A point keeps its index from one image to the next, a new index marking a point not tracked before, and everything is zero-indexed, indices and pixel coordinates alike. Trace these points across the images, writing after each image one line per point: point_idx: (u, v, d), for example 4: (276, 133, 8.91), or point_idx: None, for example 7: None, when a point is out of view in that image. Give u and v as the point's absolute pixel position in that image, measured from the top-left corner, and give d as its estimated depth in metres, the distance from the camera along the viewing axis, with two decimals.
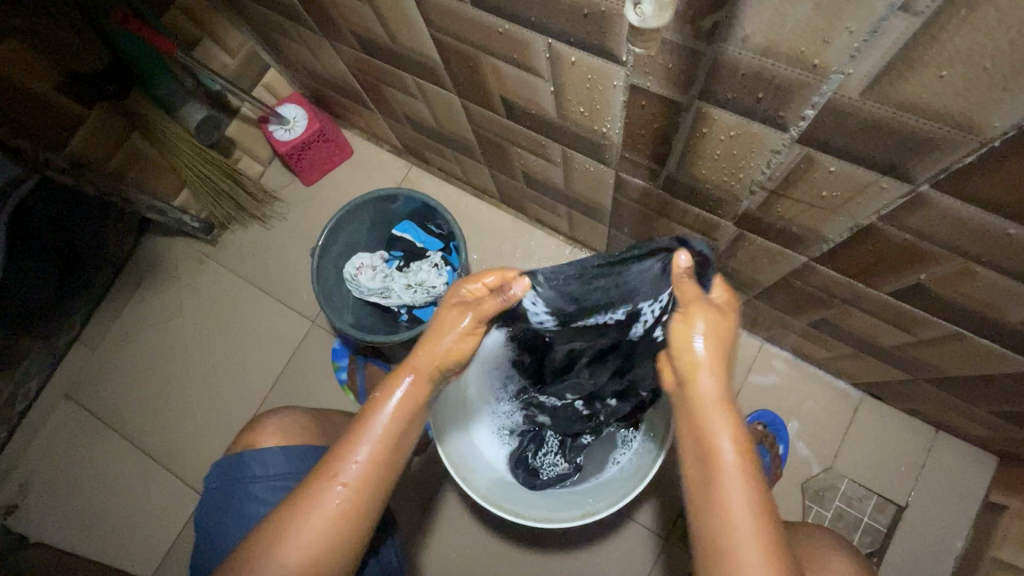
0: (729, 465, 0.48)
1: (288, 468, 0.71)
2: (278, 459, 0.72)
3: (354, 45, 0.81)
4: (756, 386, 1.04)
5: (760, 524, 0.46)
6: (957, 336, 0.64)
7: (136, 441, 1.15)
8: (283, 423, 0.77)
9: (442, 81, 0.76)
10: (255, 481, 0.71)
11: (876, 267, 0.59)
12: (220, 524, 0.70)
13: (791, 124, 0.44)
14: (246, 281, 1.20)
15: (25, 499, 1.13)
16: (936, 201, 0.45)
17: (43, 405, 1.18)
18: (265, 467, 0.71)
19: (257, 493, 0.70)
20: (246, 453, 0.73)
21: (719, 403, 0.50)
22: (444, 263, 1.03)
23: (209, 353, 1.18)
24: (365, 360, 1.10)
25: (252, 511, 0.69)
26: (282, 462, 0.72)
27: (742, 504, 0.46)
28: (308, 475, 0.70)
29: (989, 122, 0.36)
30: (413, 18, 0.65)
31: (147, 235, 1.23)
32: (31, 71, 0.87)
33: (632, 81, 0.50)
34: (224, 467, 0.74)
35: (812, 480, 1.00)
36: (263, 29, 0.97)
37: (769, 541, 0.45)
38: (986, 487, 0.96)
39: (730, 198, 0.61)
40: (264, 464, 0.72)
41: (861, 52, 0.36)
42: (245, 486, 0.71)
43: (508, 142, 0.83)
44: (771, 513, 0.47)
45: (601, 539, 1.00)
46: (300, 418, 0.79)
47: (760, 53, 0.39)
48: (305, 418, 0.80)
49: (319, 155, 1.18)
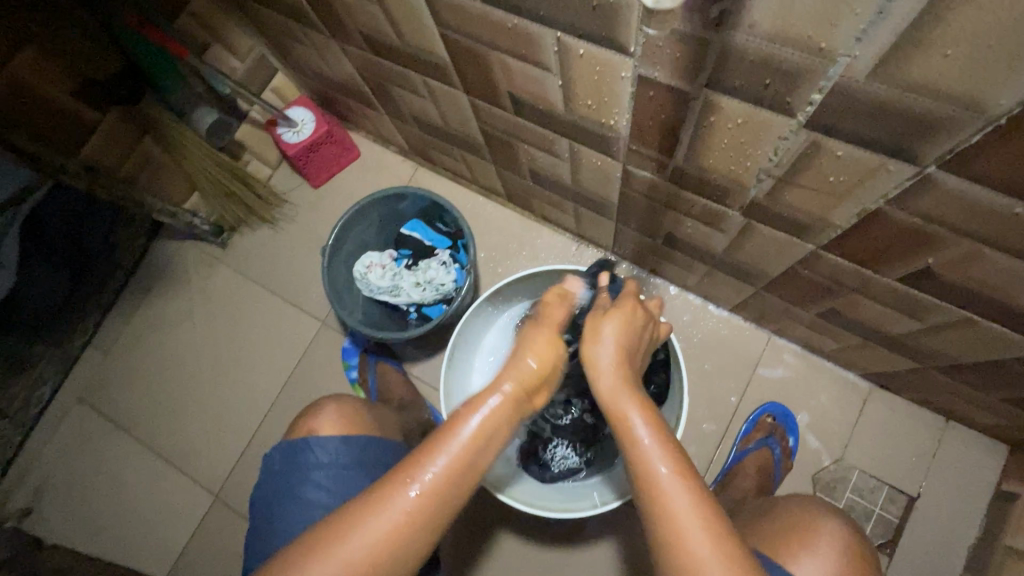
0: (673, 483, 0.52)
1: (350, 459, 0.73)
2: (341, 450, 0.73)
3: (362, 45, 0.82)
4: (765, 379, 1.04)
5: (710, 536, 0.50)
6: (966, 321, 0.65)
7: (149, 442, 1.16)
8: (334, 414, 0.78)
9: (451, 80, 0.77)
10: (316, 469, 0.71)
11: (884, 253, 0.60)
12: (277, 511, 0.70)
13: (798, 110, 0.45)
14: (256, 283, 1.21)
15: (41, 501, 1.15)
16: (943, 181, 0.45)
17: (57, 407, 1.19)
18: (328, 456, 0.72)
19: (321, 482, 0.70)
20: (288, 446, 0.74)
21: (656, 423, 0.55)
22: (452, 261, 1.05)
23: (221, 354, 1.19)
24: (376, 358, 1.11)
25: (284, 502, 0.70)
26: (345, 452, 0.73)
27: (689, 520, 0.51)
28: (343, 466, 0.72)
29: (995, 100, 0.37)
30: (422, 18, 0.66)
31: (158, 239, 1.24)
32: (47, 77, 0.90)
33: (640, 72, 0.51)
34: (284, 453, 0.74)
35: (823, 471, 1.00)
36: (272, 33, 0.98)
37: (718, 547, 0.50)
38: (997, 475, 0.96)
39: (738, 188, 0.62)
40: (324, 453, 0.73)
41: (866, 34, 0.36)
42: (305, 474, 0.71)
43: (516, 140, 0.84)
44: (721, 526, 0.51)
45: (613, 534, 1.00)
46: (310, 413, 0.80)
47: (767, 38, 0.40)
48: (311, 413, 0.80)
49: (326, 157, 1.19)
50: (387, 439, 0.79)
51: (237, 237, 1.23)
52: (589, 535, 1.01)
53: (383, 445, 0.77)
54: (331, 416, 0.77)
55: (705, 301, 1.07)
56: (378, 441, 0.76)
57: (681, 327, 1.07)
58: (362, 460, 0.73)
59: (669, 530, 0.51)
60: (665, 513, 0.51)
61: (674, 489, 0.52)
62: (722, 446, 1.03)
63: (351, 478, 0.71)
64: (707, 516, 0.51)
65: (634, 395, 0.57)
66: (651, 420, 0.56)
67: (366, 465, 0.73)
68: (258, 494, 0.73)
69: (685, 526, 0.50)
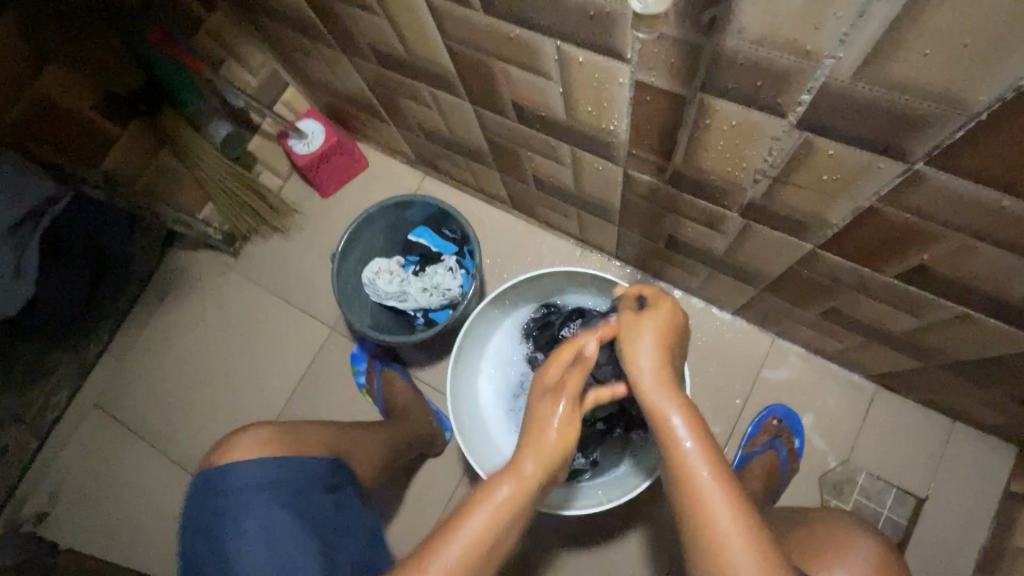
0: (711, 494, 0.52)
1: (257, 480, 0.74)
2: (259, 472, 0.74)
3: (370, 58, 0.86)
4: (770, 381, 1.05)
5: (750, 546, 0.50)
6: (963, 317, 0.66)
7: (161, 447, 1.19)
8: (259, 433, 0.78)
9: (455, 90, 0.80)
10: (235, 491, 0.73)
11: (880, 250, 0.61)
12: (198, 538, 0.73)
13: (789, 110, 0.47)
14: (267, 290, 1.24)
15: (56, 506, 1.17)
16: (931, 177, 0.47)
17: (74, 414, 1.22)
18: (237, 481, 0.73)
19: (230, 508, 0.72)
20: (209, 469, 0.75)
21: (692, 436, 0.54)
22: (458, 266, 1.07)
23: (233, 360, 1.22)
24: (383, 363, 1.12)
25: (217, 524, 0.72)
26: (253, 474, 0.74)
27: (730, 532, 0.51)
28: (261, 489, 0.73)
29: (975, 97, 0.38)
30: (428, 31, 0.69)
31: (172, 249, 1.28)
32: (70, 89, 0.94)
33: (637, 77, 0.53)
34: (199, 483, 0.76)
35: (829, 473, 1.00)
36: (284, 48, 1.02)
37: (760, 554, 0.50)
38: (1006, 476, 0.96)
39: (735, 189, 0.64)
40: (241, 476, 0.73)
41: (849, 36, 0.38)
42: (217, 501, 0.73)
43: (519, 147, 0.87)
44: (761, 531, 0.51)
45: (620, 536, 1.01)
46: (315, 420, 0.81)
47: (755, 42, 0.42)
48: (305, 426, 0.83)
49: (336, 168, 1.22)
50: (310, 452, 0.80)
51: (249, 246, 1.26)
52: (596, 538, 1.01)
53: (293, 460, 0.77)
54: (249, 436, 0.77)
55: (708, 304, 1.08)
56: (287, 458, 0.76)
57: None
58: (274, 479, 0.74)
59: (710, 546, 0.51)
60: (705, 530, 0.51)
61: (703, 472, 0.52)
62: (728, 448, 1.04)
63: (258, 500, 0.73)
64: (733, 495, 0.52)
65: (666, 387, 0.56)
66: (686, 408, 0.55)
67: (273, 484, 0.74)
68: (191, 515, 0.75)
69: (715, 507, 0.51)
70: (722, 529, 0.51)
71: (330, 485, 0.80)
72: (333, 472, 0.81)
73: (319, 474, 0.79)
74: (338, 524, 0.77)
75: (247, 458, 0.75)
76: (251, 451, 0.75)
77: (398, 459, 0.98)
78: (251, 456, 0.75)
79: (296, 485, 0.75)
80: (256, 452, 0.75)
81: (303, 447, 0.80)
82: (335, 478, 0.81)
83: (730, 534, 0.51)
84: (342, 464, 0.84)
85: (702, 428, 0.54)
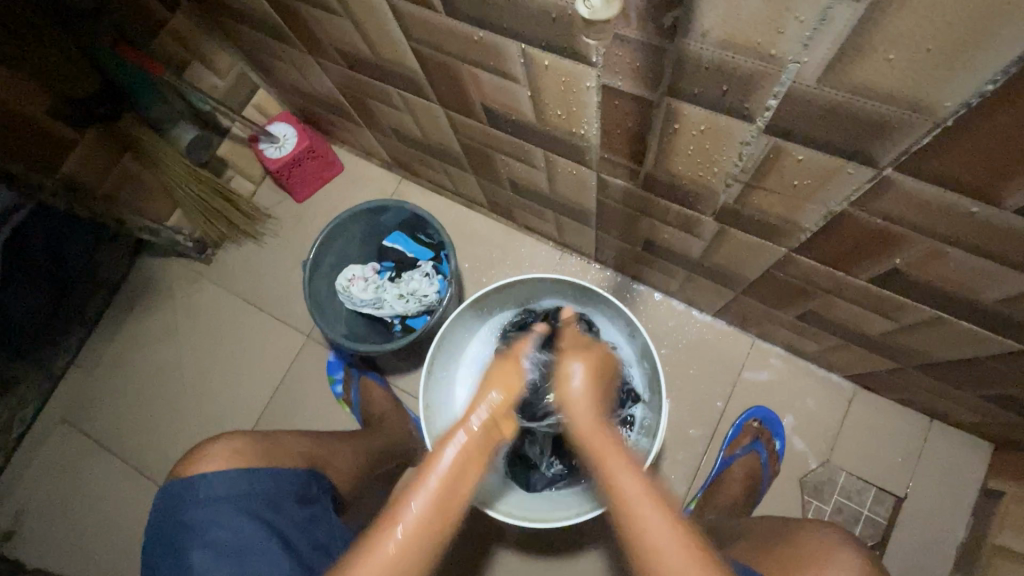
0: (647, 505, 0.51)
1: (225, 493, 0.71)
2: (233, 482, 0.72)
3: (338, 60, 0.83)
4: (751, 383, 1.04)
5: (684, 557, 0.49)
6: (938, 320, 0.65)
7: (131, 461, 1.15)
8: (232, 443, 0.76)
9: (425, 92, 0.78)
10: (204, 503, 0.70)
11: (853, 255, 0.60)
12: (161, 554, 0.69)
13: (756, 115, 0.46)
14: (241, 298, 1.21)
15: (22, 525, 1.13)
16: (900, 183, 0.46)
17: (40, 429, 1.18)
18: (204, 492, 0.71)
19: (194, 522, 0.69)
20: (178, 480, 0.72)
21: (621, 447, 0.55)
22: (435, 272, 1.05)
23: (205, 371, 1.18)
24: (360, 372, 1.10)
25: (183, 539, 0.68)
26: (220, 485, 0.71)
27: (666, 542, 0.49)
28: (233, 500, 0.71)
29: (940, 102, 0.37)
30: (392, 33, 0.66)
31: (142, 257, 1.24)
32: (23, 92, 0.90)
33: (604, 81, 0.52)
34: (164, 496, 0.73)
35: (810, 474, 1.00)
36: (252, 51, 0.99)
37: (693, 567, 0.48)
38: (982, 473, 0.96)
39: (708, 193, 0.62)
40: (213, 487, 0.71)
41: (812, 40, 0.37)
42: (182, 513, 0.70)
43: (492, 150, 0.85)
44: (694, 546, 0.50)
45: (603, 543, 1.00)
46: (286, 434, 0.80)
47: (719, 46, 0.41)
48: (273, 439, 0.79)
49: (309, 172, 1.19)
50: (283, 464, 0.77)
51: (221, 253, 1.23)
52: (578, 545, 1.00)
53: (264, 471, 0.74)
54: (218, 446, 0.75)
55: (688, 307, 1.08)
56: (257, 469, 0.74)
57: (665, 333, 1.08)
58: (246, 490, 0.72)
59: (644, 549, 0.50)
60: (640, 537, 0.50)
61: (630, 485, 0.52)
62: (710, 452, 1.03)
63: (225, 513, 0.70)
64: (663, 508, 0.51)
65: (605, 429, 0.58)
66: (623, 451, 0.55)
67: (242, 495, 0.71)
68: (156, 531, 0.71)
69: (642, 521, 0.51)
70: (649, 534, 0.50)
71: (305, 498, 0.76)
72: (308, 484, 0.78)
73: (293, 486, 0.76)
74: (311, 540, 0.73)
75: (216, 469, 0.72)
76: (219, 463, 0.73)
77: (376, 471, 0.96)
78: (219, 467, 0.72)
79: (266, 498, 0.73)
80: (227, 462, 0.73)
81: (279, 457, 0.77)
82: (311, 491, 0.78)
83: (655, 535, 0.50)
84: (319, 476, 0.81)
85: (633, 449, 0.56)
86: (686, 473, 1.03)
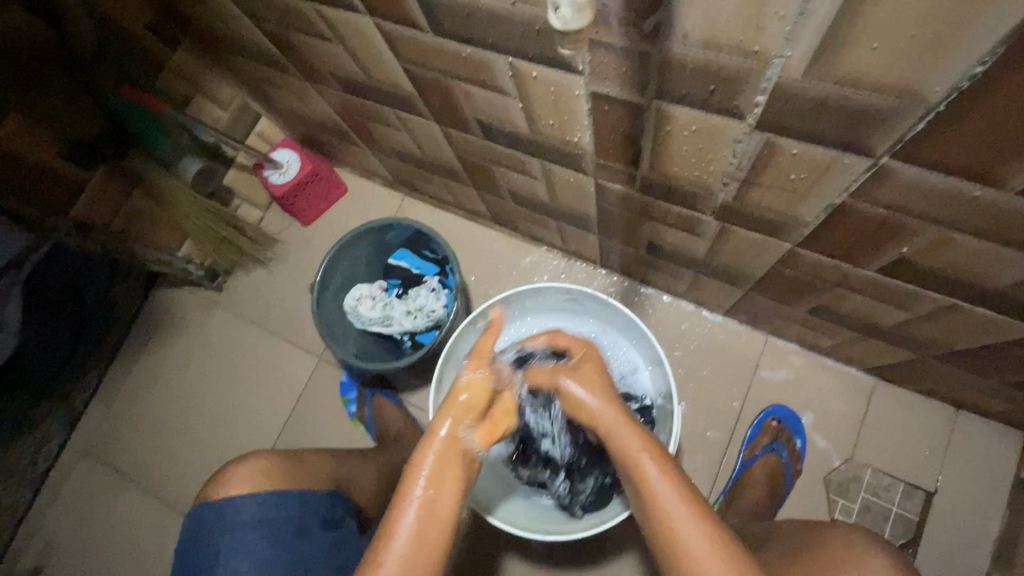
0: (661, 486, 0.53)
1: (251, 517, 0.71)
2: (257, 508, 0.72)
3: (335, 86, 0.85)
4: (767, 381, 1.03)
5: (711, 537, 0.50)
6: (952, 307, 0.64)
7: (152, 490, 1.16)
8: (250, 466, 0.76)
9: (420, 111, 0.78)
10: (229, 530, 0.70)
11: (858, 245, 0.59)
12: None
13: (746, 112, 0.46)
14: (253, 323, 1.23)
15: (50, 559, 1.14)
16: (897, 169, 0.45)
17: (64, 463, 1.20)
18: (230, 518, 0.71)
19: (220, 547, 0.70)
20: (207, 505, 0.72)
21: (623, 422, 0.58)
22: (441, 287, 1.05)
23: (221, 396, 1.20)
24: (373, 391, 1.11)
25: (214, 562, 0.69)
26: (246, 510, 0.71)
27: (692, 530, 0.50)
28: (261, 526, 0.71)
29: (929, 87, 0.37)
30: (383, 55, 0.67)
31: (155, 288, 1.27)
32: (33, 140, 0.93)
33: (592, 89, 0.52)
34: (192, 520, 0.73)
35: (835, 472, 0.98)
36: (253, 82, 1.01)
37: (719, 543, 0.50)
38: (1015, 462, 0.93)
39: (706, 193, 0.62)
40: (242, 512, 0.71)
41: (794, 35, 0.37)
42: (209, 538, 0.71)
43: (490, 164, 0.85)
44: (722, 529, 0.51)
45: (624, 552, 0.98)
46: (297, 461, 0.80)
47: (703, 46, 0.41)
48: (280, 460, 0.78)
49: (314, 196, 1.22)
50: (309, 486, 0.77)
51: (232, 280, 1.25)
52: (600, 556, 0.98)
53: (290, 493, 0.74)
54: (246, 468, 0.75)
55: (698, 307, 1.06)
56: (284, 492, 0.74)
57: (677, 336, 1.06)
58: (268, 517, 0.72)
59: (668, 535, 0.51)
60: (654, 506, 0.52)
61: (667, 492, 0.52)
62: (729, 453, 1.01)
63: (250, 537, 0.70)
64: (697, 509, 0.51)
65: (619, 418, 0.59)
66: (647, 442, 0.56)
67: (267, 519, 0.71)
68: (186, 556, 0.72)
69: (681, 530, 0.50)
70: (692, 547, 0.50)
71: (330, 521, 0.76)
72: (332, 506, 0.78)
73: (318, 509, 0.76)
74: (336, 563, 0.73)
75: (244, 492, 0.72)
76: (245, 486, 0.73)
77: None
78: (244, 491, 0.73)
79: (292, 520, 0.73)
80: (257, 483, 0.73)
81: (306, 476, 0.78)
82: (335, 513, 0.77)
83: (687, 524, 0.50)
84: (343, 497, 0.81)
85: (661, 450, 0.56)
86: (706, 477, 1.00)
